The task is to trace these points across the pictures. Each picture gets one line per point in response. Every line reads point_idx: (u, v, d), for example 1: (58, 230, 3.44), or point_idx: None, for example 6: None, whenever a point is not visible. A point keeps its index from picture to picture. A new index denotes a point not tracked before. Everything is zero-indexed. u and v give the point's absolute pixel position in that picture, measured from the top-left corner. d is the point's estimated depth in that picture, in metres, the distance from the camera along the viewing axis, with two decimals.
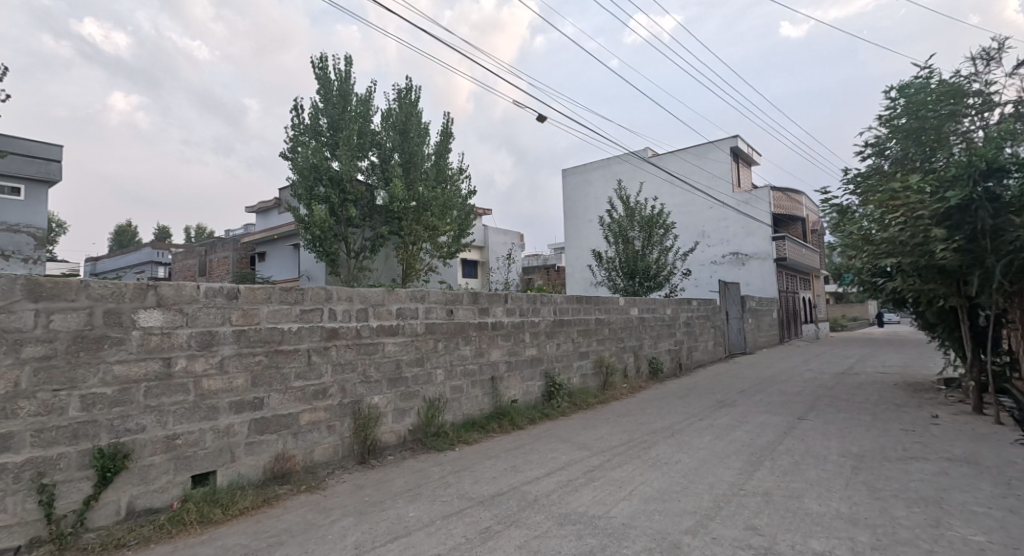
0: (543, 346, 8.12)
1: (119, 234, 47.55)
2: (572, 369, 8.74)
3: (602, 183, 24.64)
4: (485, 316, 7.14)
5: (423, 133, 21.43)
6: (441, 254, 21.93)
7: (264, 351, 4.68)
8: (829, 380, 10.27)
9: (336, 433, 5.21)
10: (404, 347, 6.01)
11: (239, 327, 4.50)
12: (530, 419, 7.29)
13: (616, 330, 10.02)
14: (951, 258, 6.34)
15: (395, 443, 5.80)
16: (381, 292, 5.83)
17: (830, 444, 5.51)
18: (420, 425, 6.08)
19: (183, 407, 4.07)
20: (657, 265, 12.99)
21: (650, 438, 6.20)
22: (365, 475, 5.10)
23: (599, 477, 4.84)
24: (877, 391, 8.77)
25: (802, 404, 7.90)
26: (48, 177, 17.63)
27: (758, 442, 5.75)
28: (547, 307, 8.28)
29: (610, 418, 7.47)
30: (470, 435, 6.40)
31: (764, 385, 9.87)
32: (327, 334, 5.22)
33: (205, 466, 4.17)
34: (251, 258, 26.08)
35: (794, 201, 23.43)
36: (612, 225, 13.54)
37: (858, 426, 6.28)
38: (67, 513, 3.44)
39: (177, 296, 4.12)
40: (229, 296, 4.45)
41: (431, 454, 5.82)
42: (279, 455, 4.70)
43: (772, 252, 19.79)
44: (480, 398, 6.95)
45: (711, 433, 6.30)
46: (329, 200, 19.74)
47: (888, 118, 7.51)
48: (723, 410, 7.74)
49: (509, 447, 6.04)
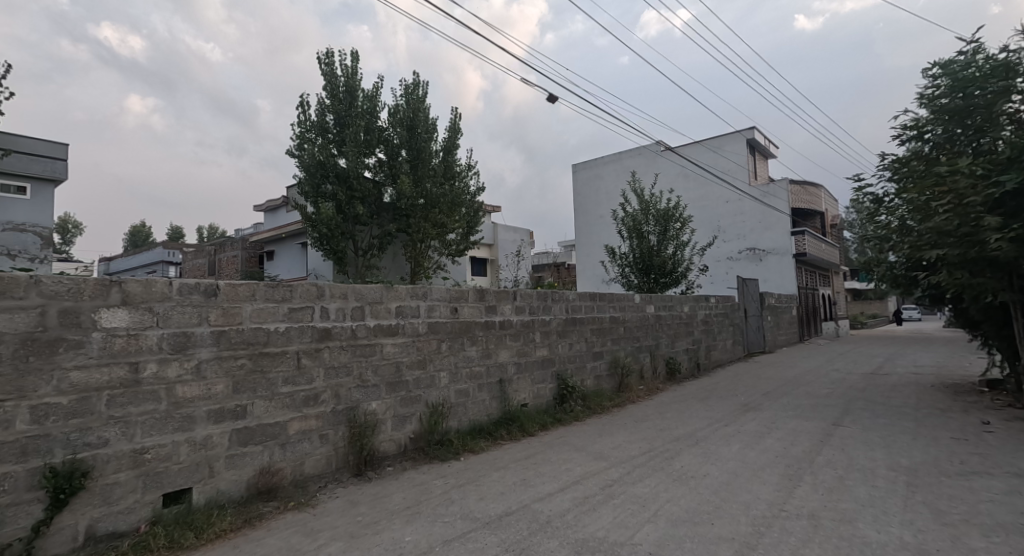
0: (554, 346, 7.63)
1: (133, 235, 47.81)
2: (586, 371, 8.25)
3: (613, 178, 24.05)
4: (492, 314, 6.67)
5: (431, 128, 21.04)
6: (450, 251, 21.62)
7: (248, 354, 4.25)
8: (858, 380, 9.67)
9: (330, 442, 4.77)
10: (404, 349, 5.55)
11: (218, 327, 4.07)
12: (541, 425, 6.80)
13: (632, 328, 9.52)
14: (1006, 249, 5.75)
15: (395, 453, 5.36)
16: (379, 287, 5.37)
17: (876, 455, 4.97)
18: (422, 432, 5.63)
19: (153, 418, 3.64)
20: (674, 261, 12.42)
21: (674, 447, 5.69)
22: (361, 490, 4.64)
23: (619, 493, 4.34)
24: (914, 393, 8.14)
25: (834, 407, 7.36)
26: (54, 176, 17.39)
27: (792, 452, 5.22)
28: (559, 305, 7.79)
29: (628, 424, 6.95)
30: (476, 443, 5.93)
31: (789, 387, 9.30)
32: (319, 334, 4.78)
33: (179, 483, 3.74)
34: (259, 256, 25.80)
35: (813, 194, 22.68)
36: (626, 219, 12.95)
37: (902, 434, 5.72)
38: (12, 542, 3.01)
39: (146, 293, 3.68)
40: (207, 293, 4.03)
41: (434, 465, 5.35)
42: (264, 468, 4.25)
43: (792, 247, 19.10)
44: (487, 402, 6.48)
45: (740, 442, 5.76)
46: (336, 198, 19.39)
47: (929, 98, 6.95)
48: (749, 414, 7.22)
49: (519, 456, 5.56)
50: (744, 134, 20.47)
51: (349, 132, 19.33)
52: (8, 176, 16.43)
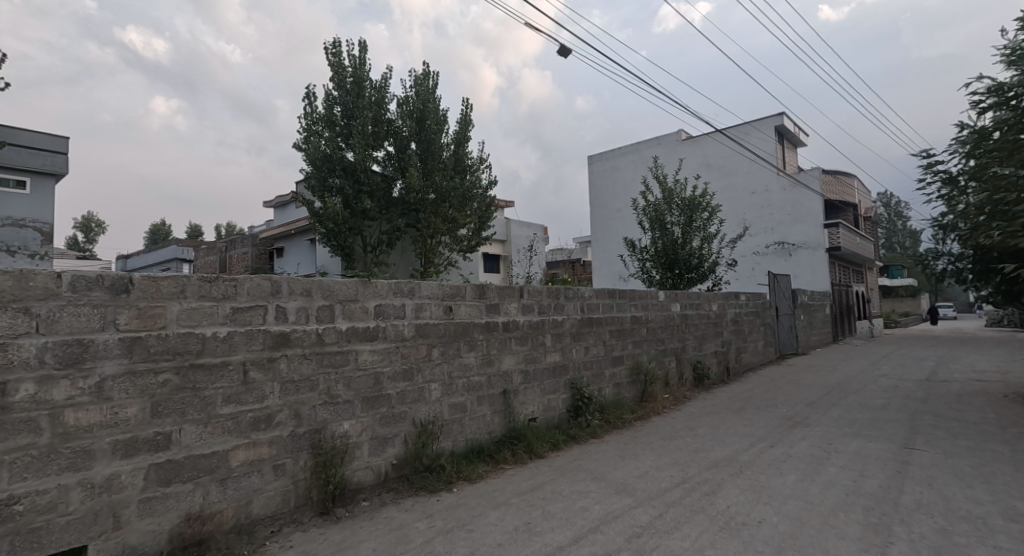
0: (568, 351, 6.64)
1: (153, 233, 47.85)
2: (605, 379, 7.24)
3: (631, 169, 22.90)
4: (494, 314, 5.69)
5: (441, 120, 20.12)
6: (461, 246, 20.64)
7: (174, 367, 3.32)
8: (915, 388, 8.50)
9: (287, 474, 3.85)
10: (385, 357, 4.60)
11: (131, 333, 3.15)
12: (552, 444, 5.81)
13: (656, 330, 8.48)
14: None
15: (372, 483, 4.42)
16: (353, 283, 4.43)
17: (979, 495, 3.88)
18: (407, 456, 4.69)
19: (28, 457, 2.75)
20: (700, 255, 11.32)
21: (714, 477, 4.64)
22: (322, 537, 3.69)
23: (650, 549, 3.32)
24: (990, 406, 6.96)
25: (898, 424, 6.24)
26: (54, 170, 16.73)
27: (869, 489, 4.15)
28: (573, 304, 6.79)
29: (655, 443, 5.93)
30: (473, 469, 4.96)
31: (836, 396, 8.18)
32: (273, 341, 3.84)
33: (65, 542, 2.84)
34: (269, 253, 25.06)
35: (845, 184, 21.33)
36: (647, 209, 11.86)
37: (998, 463, 4.62)
38: None
39: (20, 289, 2.79)
40: (113, 290, 3.11)
41: (419, 500, 4.38)
42: (193, 514, 3.33)
43: (825, 240, 17.85)
44: (489, 418, 5.51)
45: (797, 471, 4.68)
46: (343, 192, 18.54)
47: (1018, 56, 5.84)
48: (797, 431, 6.13)
49: (524, 488, 4.57)
50: (772, 120, 19.18)
51: (356, 124, 18.54)
52: (5, 170, 15.83)
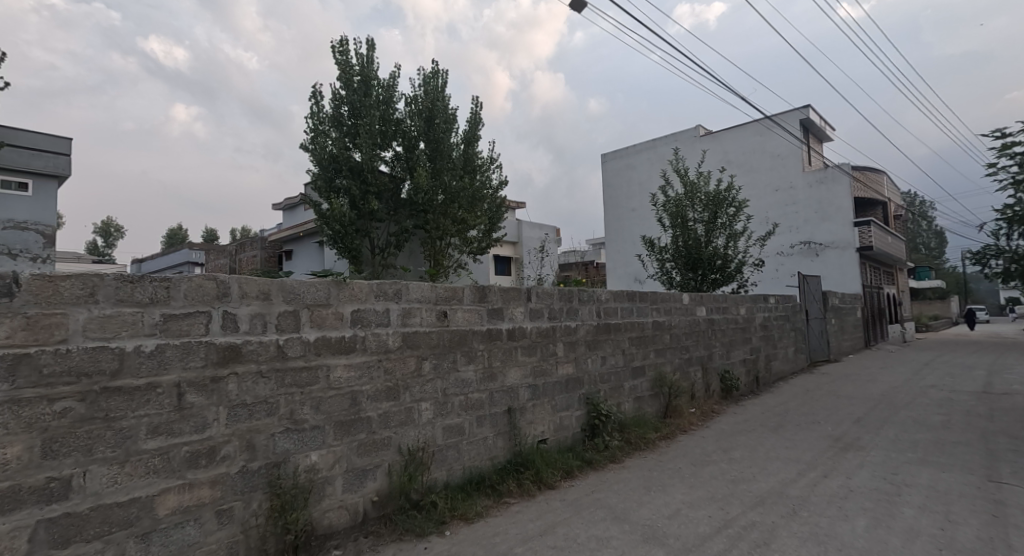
0: (583, 361, 5.82)
1: (171, 237, 47.97)
2: (624, 392, 6.41)
3: (647, 167, 22.05)
4: (497, 320, 4.90)
5: (451, 119, 19.38)
6: (471, 249, 19.86)
7: (79, 390, 2.59)
8: (975, 403, 7.53)
9: (236, 521, 3.09)
10: (363, 374, 3.84)
11: (15, 349, 2.44)
12: (564, 470, 5.01)
13: (680, 336, 7.65)
14: None
15: (347, 526, 3.66)
16: (324, 285, 3.66)
17: None
18: (391, 492, 3.93)
19: None
20: (726, 254, 10.43)
21: (763, 519, 3.80)
22: None
23: None
24: None
25: (969, 448, 5.34)
26: (56, 171, 16.25)
27: (966, 543, 3.27)
28: (588, 308, 6.00)
29: (686, 469, 5.10)
30: (470, 506, 4.15)
31: (884, 411, 7.27)
32: (219, 355, 3.09)
33: None
34: (278, 256, 24.58)
35: (874, 180, 20.29)
36: (667, 205, 11.01)
37: None
38: None
39: None
40: None
41: (402, 546, 3.59)
42: None
43: (855, 240, 16.81)
44: (491, 441, 4.73)
45: (866, 514, 3.80)
46: (349, 192, 17.86)
47: None
48: (852, 456, 5.26)
49: (532, 532, 3.76)
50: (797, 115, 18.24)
51: (363, 123, 17.88)
52: (6, 171, 15.37)
